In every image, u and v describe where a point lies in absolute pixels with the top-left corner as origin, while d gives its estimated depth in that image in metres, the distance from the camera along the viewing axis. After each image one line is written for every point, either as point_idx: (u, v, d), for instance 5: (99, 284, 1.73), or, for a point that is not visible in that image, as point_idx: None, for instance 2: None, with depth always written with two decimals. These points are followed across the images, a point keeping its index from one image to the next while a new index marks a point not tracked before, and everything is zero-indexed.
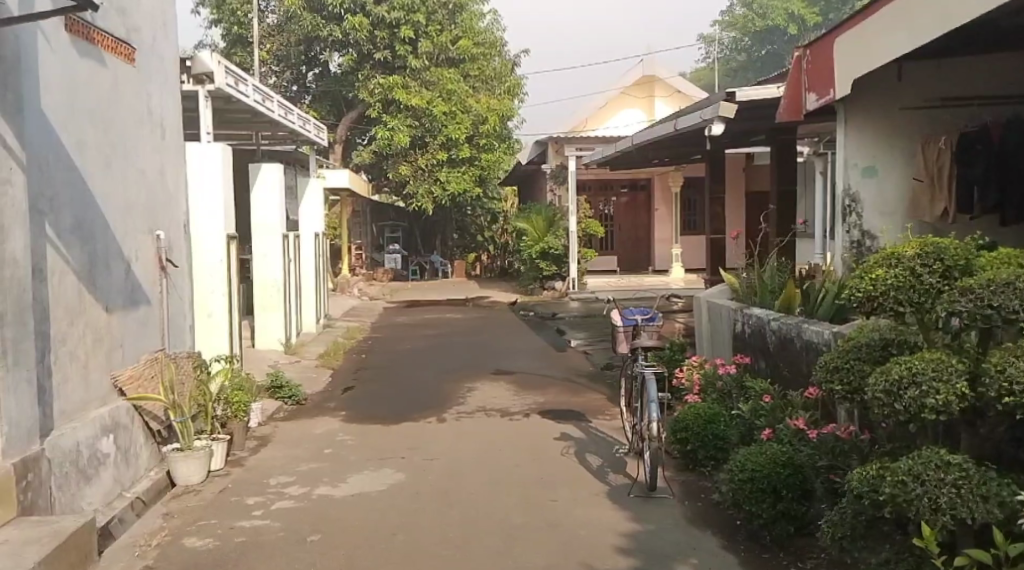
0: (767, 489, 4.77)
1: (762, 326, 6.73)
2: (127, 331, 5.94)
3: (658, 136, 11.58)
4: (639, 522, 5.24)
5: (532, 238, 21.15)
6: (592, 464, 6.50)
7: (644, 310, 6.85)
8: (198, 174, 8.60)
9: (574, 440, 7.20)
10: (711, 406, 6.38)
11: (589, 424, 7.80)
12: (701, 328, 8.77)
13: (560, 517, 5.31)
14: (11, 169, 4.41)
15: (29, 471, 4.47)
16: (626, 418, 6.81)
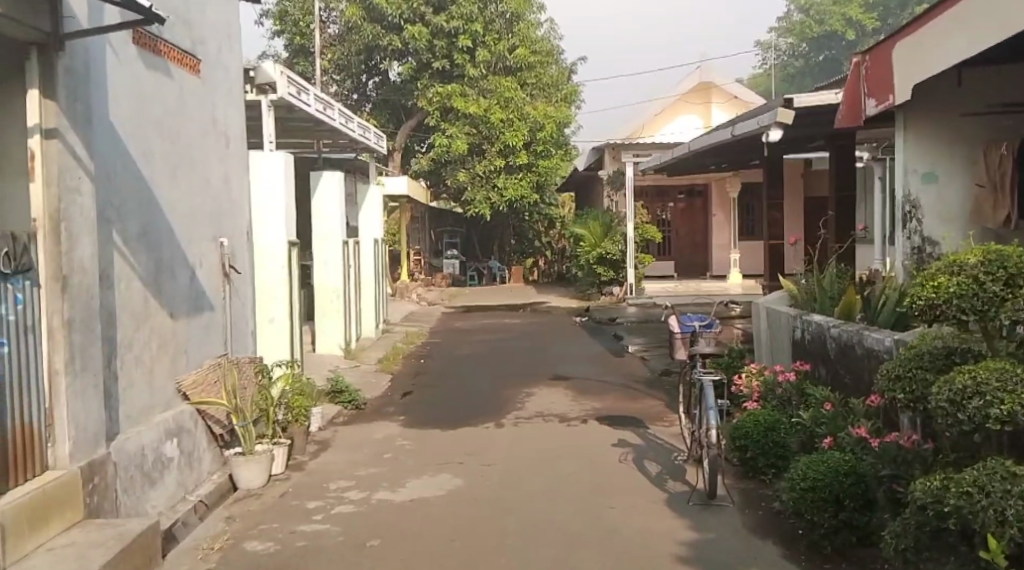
0: (830, 498, 4.68)
1: (822, 332, 6.60)
2: (191, 336, 6.11)
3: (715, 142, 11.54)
4: (699, 530, 5.17)
5: (587, 246, 21.02)
6: (651, 471, 6.44)
7: (703, 316, 6.77)
8: (257, 186, 8.78)
9: (632, 447, 7.15)
10: (770, 413, 6.29)
11: (647, 431, 7.73)
12: (760, 334, 8.64)
13: (618, 526, 5.27)
14: (81, 179, 4.57)
15: (95, 475, 4.64)
16: (683, 425, 6.76)
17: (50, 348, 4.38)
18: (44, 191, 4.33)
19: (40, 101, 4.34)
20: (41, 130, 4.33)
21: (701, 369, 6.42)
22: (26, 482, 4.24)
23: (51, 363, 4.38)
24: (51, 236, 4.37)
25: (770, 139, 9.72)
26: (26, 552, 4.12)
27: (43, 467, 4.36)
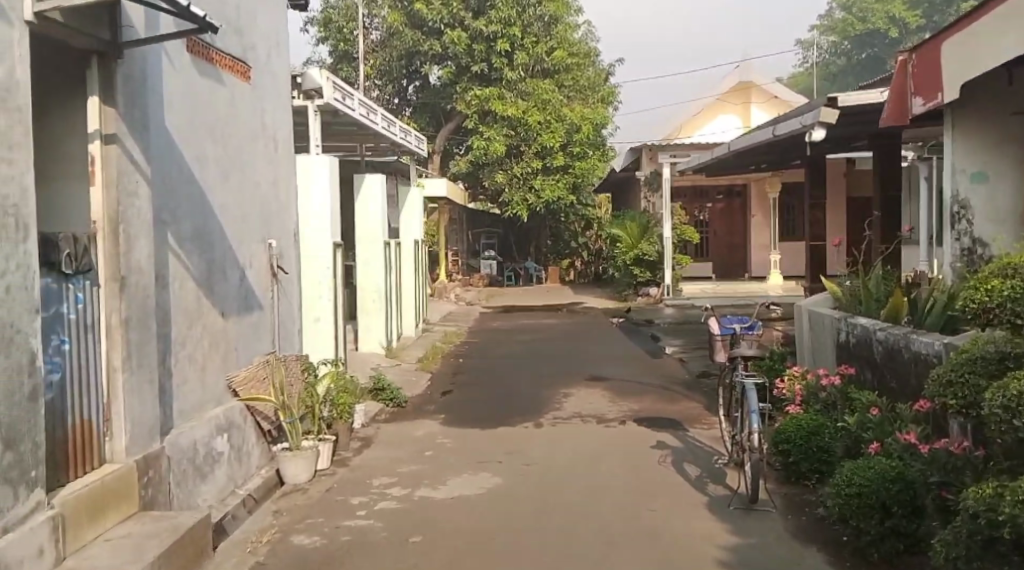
0: (876, 505, 4.69)
1: (867, 335, 6.59)
2: (241, 334, 6.28)
3: (757, 144, 11.54)
4: (741, 536, 5.20)
5: (626, 246, 20.99)
6: (691, 474, 6.47)
7: (743, 318, 6.80)
8: (307, 189, 8.97)
9: (672, 449, 7.19)
10: (815, 417, 6.29)
11: (687, 433, 7.76)
12: (802, 337, 8.63)
13: (659, 528, 5.32)
14: (138, 182, 4.73)
15: (149, 469, 4.79)
16: (724, 428, 6.78)
17: (108, 346, 4.55)
18: (103, 194, 4.50)
19: (100, 108, 4.51)
20: (100, 135, 4.50)
21: (742, 372, 6.44)
22: (84, 475, 4.41)
23: (109, 360, 4.55)
24: (110, 237, 4.53)
25: (814, 140, 9.67)
26: (85, 542, 4.28)
27: (100, 461, 4.53)
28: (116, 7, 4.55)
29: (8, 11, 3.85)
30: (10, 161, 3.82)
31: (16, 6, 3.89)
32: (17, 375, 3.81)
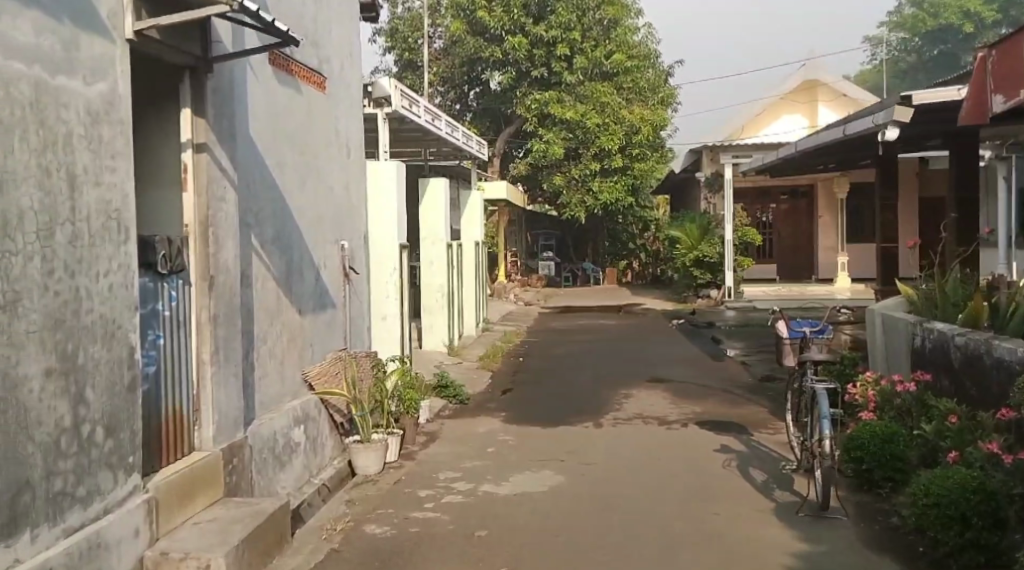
0: (954, 516, 4.70)
1: (945, 340, 6.64)
2: (315, 331, 6.63)
3: (824, 142, 11.50)
4: (806, 540, 5.29)
5: (685, 247, 21.05)
6: (758, 479, 6.57)
7: (814, 323, 6.87)
8: (382, 193, 9.28)
9: (737, 453, 7.29)
10: (887, 424, 6.31)
11: (751, 437, 7.85)
12: (873, 341, 8.66)
13: (722, 531, 5.43)
14: (226, 189, 5.08)
15: (234, 457, 5.13)
16: (794, 434, 6.84)
17: (198, 341, 4.90)
18: (195, 199, 4.85)
19: (192, 118, 4.88)
20: (192, 144, 4.86)
21: (812, 376, 6.49)
22: (177, 462, 4.74)
23: (199, 354, 4.90)
24: (200, 239, 4.88)
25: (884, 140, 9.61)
26: (175, 525, 4.56)
27: (191, 448, 4.87)
28: (207, 25, 4.91)
29: (110, 30, 4.17)
30: (112, 169, 4.13)
31: (118, 24, 4.21)
32: (119, 368, 4.12)
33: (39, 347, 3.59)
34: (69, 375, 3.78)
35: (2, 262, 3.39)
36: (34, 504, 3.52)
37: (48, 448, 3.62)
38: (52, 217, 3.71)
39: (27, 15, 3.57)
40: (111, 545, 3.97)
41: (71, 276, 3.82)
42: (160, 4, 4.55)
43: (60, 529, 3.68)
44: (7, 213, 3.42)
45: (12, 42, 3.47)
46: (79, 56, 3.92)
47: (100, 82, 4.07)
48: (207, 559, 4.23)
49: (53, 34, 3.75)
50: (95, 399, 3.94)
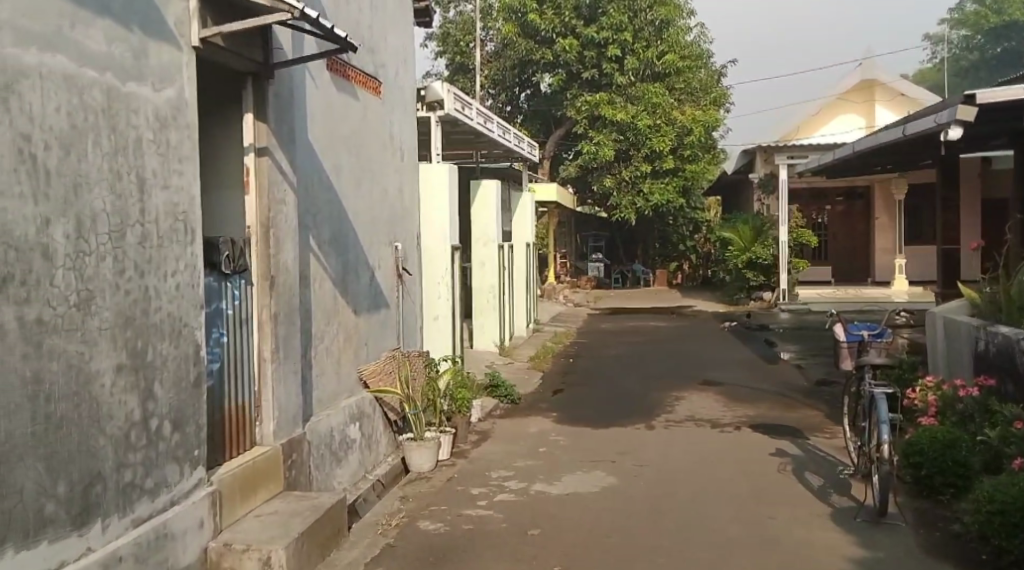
0: (1019, 524, 4.60)
1: (1009, 343, 6.48)
2: (370, 331, 6.78)
3: (883, 144, 11.34)
4: (863, 546, 5.23)
5: (737, 249, 20.89)
6: (813, 483, 6.52)
7: (871, 326, 6.85)
8: (440, 195, 9.39)
9: (791, 457, 7.24)
10: (948, 430, 6.21)
11: (806, 441, 7.78)
12: (934, 345, 8.50)
13: (776, 535, 5.41)
14: (286, 191, 5.23)
15: (293, 452, 5.29)
16: (851, 440, 6.77)
17: (259, 339, 5.06)
18: (257, 202, 5.00)
19: (254, 124, 5.02)
20: (255, 149, 5.00)
21: (870, 379, 6.42)
22: (239, 456, 4.90)
23: (260, 352, 5.07)
24: (262, 241, 5.03)
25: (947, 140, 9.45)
26: (238, 517, 4.70)
27: (253, 442, 5.03)
28: (269, 33, 5.04)
29: (178, 37, 4.31)
30: (179, 172, 4.28)
31: (185, 32, 4.35)
32: (185, 365, 4.27)
33: (111, 344, 3.74)
34: (139, 371, 3.93)
35: (76, 262, 3.54)
36: (105, 494, 3.67)
37: (118, 441, 3.77)
38: (123, 219, 3.85)
39: (101, 25, 3.72)
40: (177, 536, 4.12)
41: (141, 276, 3.96)
42: (224, 12, 4.70)
43: (129, 519, 3.82)
44: (81, 215, 3.57)
45: (86, 50, 3.62)
46: (148, 63, 4.07)
47: (168, 88, 4.22)
48: (268, 551, 4.36)
49: (124, 42, 3.90)
50: (163, 394, 4.09)
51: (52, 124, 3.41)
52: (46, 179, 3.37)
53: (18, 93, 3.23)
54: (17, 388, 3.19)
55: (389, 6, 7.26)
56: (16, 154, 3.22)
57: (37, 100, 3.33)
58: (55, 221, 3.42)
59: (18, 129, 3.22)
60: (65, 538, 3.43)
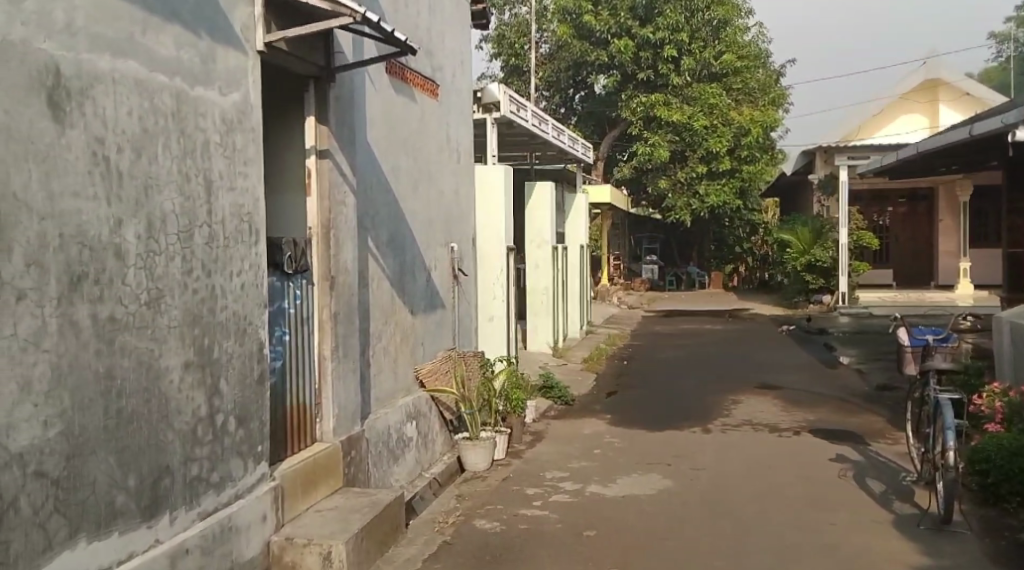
0: None
1: None
2: (426, 332, 6.85)
3: (949, 143, 11.08)
4: (927, 554, 5.13)
5: (796, 251, 20.55)
6: (875, 489, 6.41)
7: (937, 330, 6.75)
8: (495, 197, 9.44)
9: (852, 463, 7.12)
10: (1016, 437, 6.08)
11: (867, 447, 7.65)
12: (1002, 351, 8.28)
13: (836, 541, 5.33)
14: (346, 193, 5.32)
15: (352, 449, 5.39)
16: (914, 446, 6.63)
17: (320, 337, 5.17)
18: (318, 204, 5.10)
19: (315, 127, 5.13)
20: (316, 151, 5.11)
21: (935, 385, 6.26)
22: (300, 452, 5.00)
23: (321, 350, 5.17)
24: (323, 241, 5.13)
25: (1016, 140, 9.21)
26: (299, 512, 4.79)
27: (313, 439, 5.14)
28: (330, 37, 5.13)
29: (243, 42, 4.41)
30: (244, 174, 4.39)
31: (251, 37, 4.46)
32: (249, 362, 4.38)
33: (179, 342, 3.85)
34: (206, 368, 4.04)
35: (146, 262, 3.65)
36: (173, 487, 3.78)
37: (186, 437, 3.88)
38: (191, 220, 3.96)
39: (170, 31, 3.83)
40: (241, 529, 4.21)
41: (208, 275, 4.07)
42: (288, 17, 4.80)
43: (195, 512, 3.93)
44: (152, 216, 3.69)
45: (157, 56, 3.74)
46: (215, 67, 4.17)
47: (235, 92, 4.33)
48: (328, 546, 4.43)
49: (193, 48, 4.00)
50: (228, 390, 4.20)
51: (125, 128, 3.52)
52: (118, 181, 3.48)
53: (92, 97, 3.33)
54: (90, 383, 3.30)
55: (447, 9, 7.33)
56: (91, 157, 3.33)
57: (110, 104, 3.43)
58: (127, 222, 3.53)
59: (92, 132, 3.33)
60: (135, 529, 3.53)
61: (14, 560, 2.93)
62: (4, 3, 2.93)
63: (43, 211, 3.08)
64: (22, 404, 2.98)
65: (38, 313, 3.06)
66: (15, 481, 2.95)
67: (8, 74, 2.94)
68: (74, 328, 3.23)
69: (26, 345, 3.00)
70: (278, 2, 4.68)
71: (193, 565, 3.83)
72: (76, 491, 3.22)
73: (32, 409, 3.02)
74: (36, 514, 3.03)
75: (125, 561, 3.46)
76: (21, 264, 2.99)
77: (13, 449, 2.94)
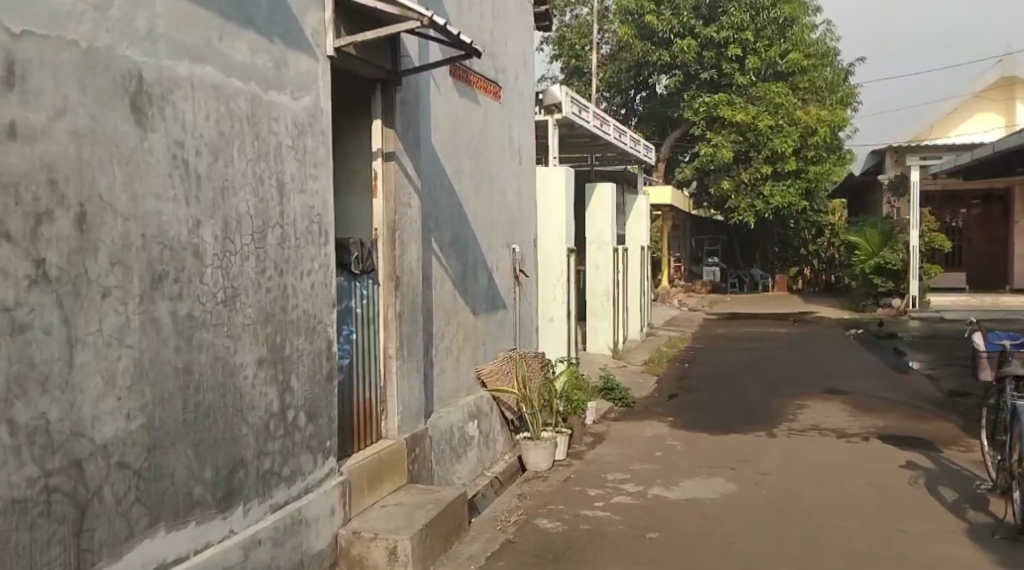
0: None
1: None
2: (488, 332, 6.92)
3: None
4: (1001, 564, 4.99)
5: (864, 254, 20.11)
6: (946, 497, 6.25)
7: (1013, 335, 6.51)
8: (556, 197, 9.48)
9: (923, 471, 6.96)
10: None
11: (938, 454, 7.47)
12: None
13: (906, 549, 5.22)
14: (411, 194, 5.42)
15: (416, 446, 5.49)
16: (989, 454, 6.44)
17: (385, 336, 5.27)
18: (383, 205, 5.21)
19: (381, 129, 5.25)
20: (382, 153, 5.22)
21: (1011, 391, 6.10)
22: (366, 448, 5.11)
23: (386, 349, 5.27)
24: (388, 242, 5.23)
25: None
26: (365, 507, 4.89)
27: (378, 436, 5.25)
28: (397, 42, 5.22)
29: (314, 46, 4.52)
30: (315, 177, 4.50)
31: (322, 42, 4.57)
32: (318, 360, 4.49)
33: (252, 339, 3.97)
34: (278, 364, 4.15)
35: (222, 261, 3.77)
36: (247, 480, 3.90)
37: (260, 431, 4.00)
38: (264, 221, 4.08)
39: (245, 37, 3.95)
40: (310, 522, 4.32)
41: (280, 275, 4.19)
42: (358, 22, 4.90)
43: (267, 505, 4.05)
44: (228, 217, 3.81)
45: (233, 61, 3.86)
46: (287, 72, 4.29)
47: (306, 96, 4.44)
48: (394, 540, 4.51)
49: (267, 53, 4.12)
50: (299, 386, 4.31)
51: (202, 132, 3.64)
52: (196, 183, 3.61)
53: (172, 102, 3.46)
54: (170, 377, 3.43)
55: (511, 12, 7.40)
56: (171, 160, 3.45)
57: (189, 108, 3.56)
58: (204, 222, 3.65)
59: (172, 136, 3.45)
60: (211, 520, 3.66)
61: (98, 547, 3.06)
62: (92, 12, 3.06)
63: (127, 212, 3.21)
64: (106, 397, 3.11)
65: (122, 310, 3.19)
66: (100, 470, 3.08)
67: (95, 80, 3.06)
68: (155, 325, 3.36)
69: (110, 341, 3.13)
70: (348, 8, 4.78)
71: (266, 556, 3.95)
72: (156, 482, 3.35)
73: (116, 401, 3.15)
74: (119, 503, 3.16)
75: (202, 549, 3.59)
76: (107, 263, 3.12)
77: (98, 439, 3.07)
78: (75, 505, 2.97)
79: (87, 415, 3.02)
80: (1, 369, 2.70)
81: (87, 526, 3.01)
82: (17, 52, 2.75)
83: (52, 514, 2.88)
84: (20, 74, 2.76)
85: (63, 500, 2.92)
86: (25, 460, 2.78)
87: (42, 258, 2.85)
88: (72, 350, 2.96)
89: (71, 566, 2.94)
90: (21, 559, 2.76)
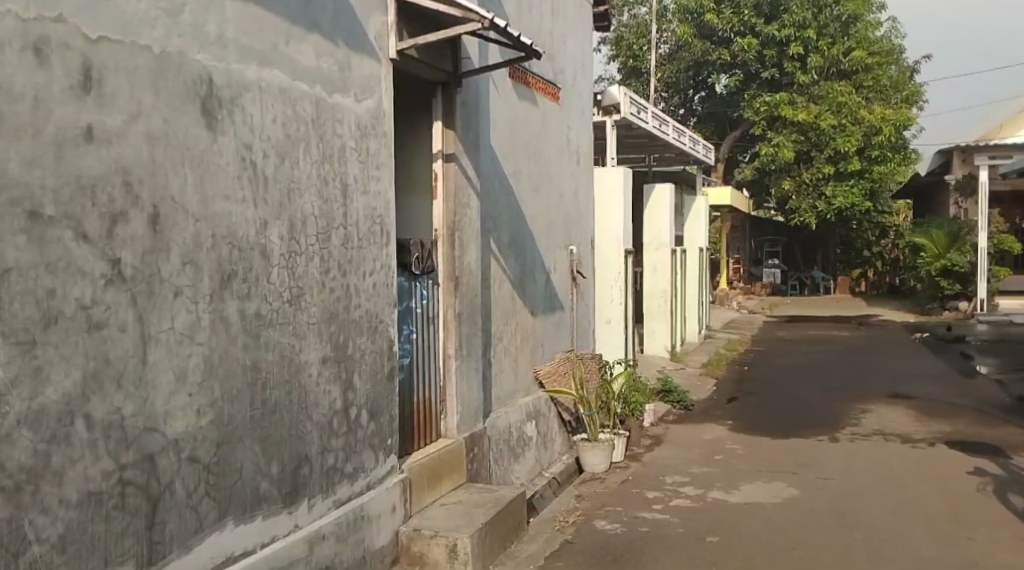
0: None
1: None
2: (545, 333, 6.93)
3: None
4: None
5: (930, 256, 19.62)
6: (1018, 505, 6.07)
7: None
8: (614, 197, 9.46)
9: (992, 478, 6.77)
10: None
11: (1009, 461, 7.25)
12: None
13: (975, 557, 5.08)
14: (471, 196, 5.45)
15: (475, 445, 5.52)
16: None
17: (444, 336, 5.32)
18: (443, 206, 5.26)
19: (443, 131, 5.29)
20: (442, 155, 5.27)
21: None
22: (426, 446, 5.16)
23: (445, 349, 5.32)
24: (448, 243, 5.28)
25: None
26: (425, 505, 4.94)
27: (438, 435, 5.30)
28: (457, 44, 5.26)
29: (376, 49, 4.58)
30: (377, 178, 4.56)
31: (384, 45, 4.63)
32: (380, 358, 4.55)
33: (317, 338, 4.04)
34: (341, 363, 4.22)
35: (288, 261, 3.85)
36: (311, 476, 3.97)
37: (324, 428, 4.08)
38: (328, 222, 4.15)
39: (311, 41, 4.02)
40: (372, 518, 4.38)
41: (343, 275, 4.26)
42: (420, 25, 4.95)
43: (331, 501, 4.12)
44: (294, 218, 3.89)
45: (299, 65, 3.93)
46: (351, 75, 4.35)
47: (369, 99, 4.50)
48: (454, 539, 4.54)
49: (331, 57, 4.19)
50: (361, 385, 4.38)
51: (270, 134, 3.72)
52: (263, 184, 3.69)
53: (241, 105, 3.54)
54: (237, 374, 3.51)
55: (570, 12, 7.39)
56: (239, 162, 3.53)
57: (257, 111, 3.64)
58: (271, 223, 3.73)
59: (240, 140, 3.53)
60: (277, 514, 3.74)
61: (169, 539, 3.15)
62: (164, 18, 3.14)
63: (197, 213, 3.30)
64: (178, 393, 3.20)
65: (192, 308, 3.28)
66: (171, 465, 3.17)
67: (168, 84, 3.15)
68: (224, 323, 3.44)
69: (182, 338, 3.22)
70: (410, 11, 4.83)
71: (329, 551, 4.02)
72: (224, 477, 3.43)
73: (186, 398, 3.24)
74: (189, 497, 3.25)
75: (268, 543, 3.67)
76: (179, 263, 3.21)
77: (170, 434, 3.16)
78: (147, 499, 3.06)
79: (159, 411, 3.11)
80: (79, 366, 2.79)
81: (160, 519, 3.11)
82: (95, 57, 2.84)
83: (126, 507, 2.97)
84: (97, 79, 2.85)
85: (137, 493, 3.01)
86: (102, 454, 2.87)
87: (117, 258, 2.94)
88: (146, 348, 3.05)
89: (143, 557, 3.03)
90: (98, 549, 2.86)
